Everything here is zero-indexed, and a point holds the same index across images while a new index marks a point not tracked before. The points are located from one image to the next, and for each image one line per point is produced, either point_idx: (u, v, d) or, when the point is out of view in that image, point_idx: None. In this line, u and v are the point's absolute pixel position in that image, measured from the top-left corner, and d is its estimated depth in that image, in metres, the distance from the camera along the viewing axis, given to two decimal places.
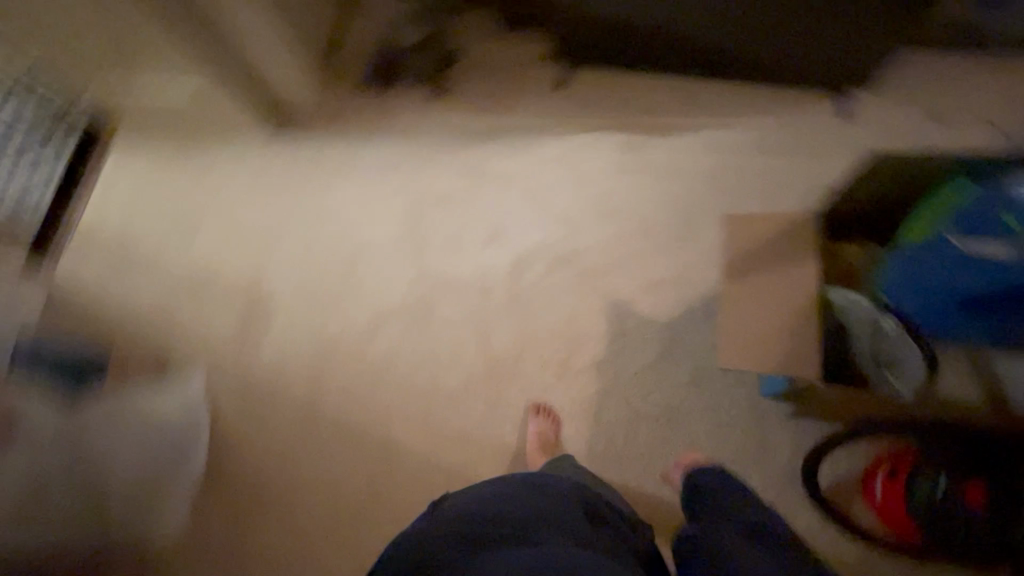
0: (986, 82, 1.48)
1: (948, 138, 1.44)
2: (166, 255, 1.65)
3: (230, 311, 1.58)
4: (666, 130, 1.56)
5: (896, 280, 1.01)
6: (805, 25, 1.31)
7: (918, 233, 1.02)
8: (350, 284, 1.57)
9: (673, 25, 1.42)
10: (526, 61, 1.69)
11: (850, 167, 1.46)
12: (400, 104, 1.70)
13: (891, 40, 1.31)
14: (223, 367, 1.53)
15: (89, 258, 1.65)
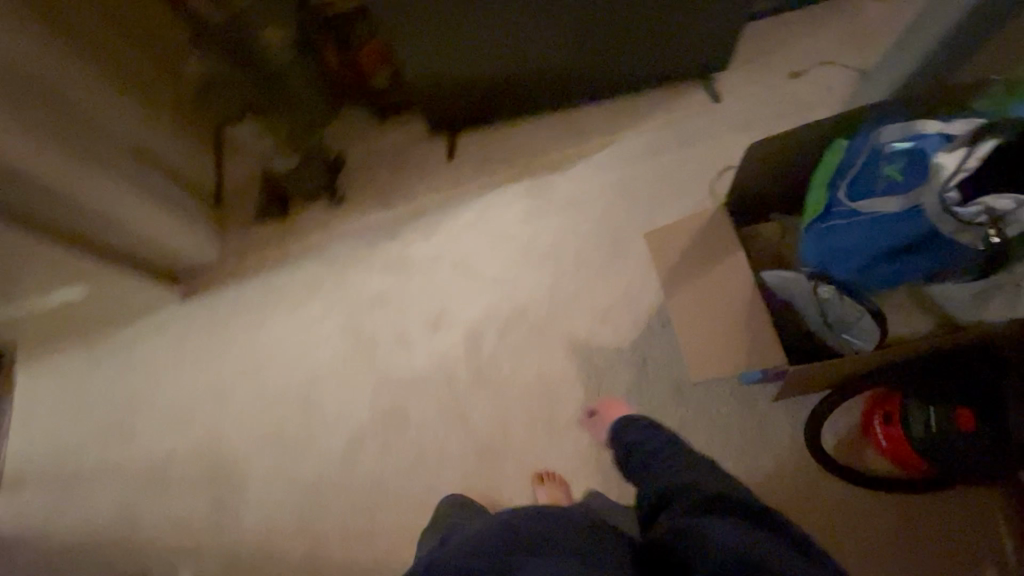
0: (831, 25, 1.57)
1: (818, 88, 1.52)
2: (113, 462, 1.53)
3: (199, 497, 1.47)
4: (565, 163, 1.59)
5: (811, 249, 1.00)
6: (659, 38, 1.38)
7: (818, 201, 1.00)
8: (315, 423, 1.49)
9: (542, 72, 1.47)
10: (412, 141, 1.69)
11: (743, 141, 1.52)
12: (305, 226, 1.67)
13: (735, 24, 1.40)
14: (212, 559, 1.42)
15: (36, 494, 1.52)
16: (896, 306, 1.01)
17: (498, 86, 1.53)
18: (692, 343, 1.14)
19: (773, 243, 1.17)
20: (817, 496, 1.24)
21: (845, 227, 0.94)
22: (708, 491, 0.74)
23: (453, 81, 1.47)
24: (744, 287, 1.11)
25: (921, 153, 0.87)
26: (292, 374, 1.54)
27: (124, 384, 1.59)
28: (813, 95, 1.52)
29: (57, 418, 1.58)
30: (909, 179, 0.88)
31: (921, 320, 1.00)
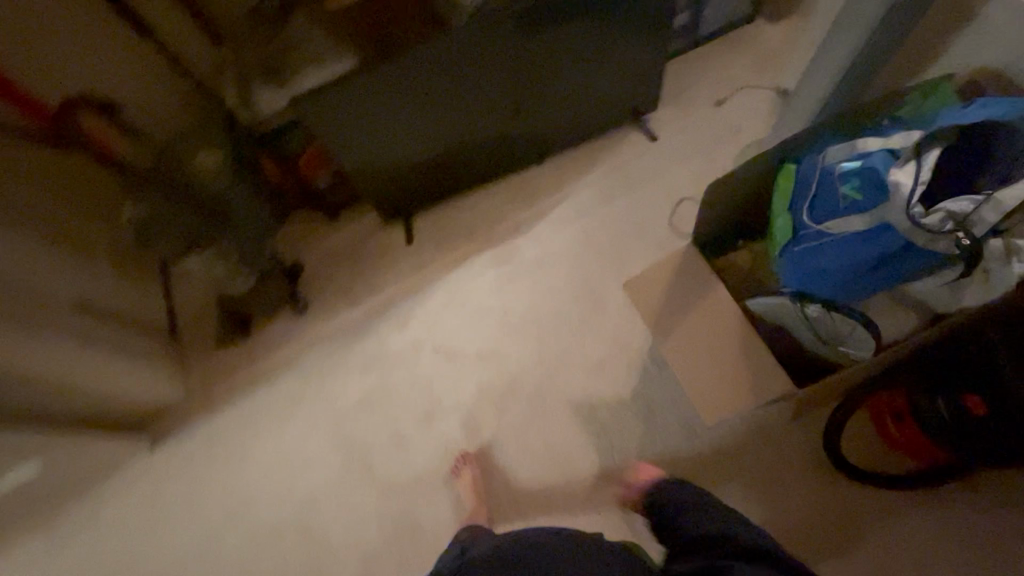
0: (742, 51, 1.67)
1: (743, 112, 1.60)
2: None
3: None
4: (524, 226, 1.59)
5: (787, 273, 1.02)
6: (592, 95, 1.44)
7: (782, 225, 1.03)
8: (318, 555, 1.36)
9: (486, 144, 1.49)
10: (367, 232, 1.67)
11: (690, 173, 1.57)
12: (271, 341, 1.58)
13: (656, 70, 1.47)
14: None
15: None
16: (880, 312, 1.03)
17: (438, 163, 1.53)
18: (693, 386, 1.13)
19: (747, 270, 1.20)
20: (852, 510, 1.21)
21: (813, 248, 0.97)
22: (753, 546, 0.80)
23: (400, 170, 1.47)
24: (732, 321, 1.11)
25: (871, 168, 0.92)
26: (284, 503, 1.42)
27: (95, 558, 1.42)
28: (741, 118, 1.60)
29: None
30: (864, 194, 0.93)
31: (906, 320, 1.01)
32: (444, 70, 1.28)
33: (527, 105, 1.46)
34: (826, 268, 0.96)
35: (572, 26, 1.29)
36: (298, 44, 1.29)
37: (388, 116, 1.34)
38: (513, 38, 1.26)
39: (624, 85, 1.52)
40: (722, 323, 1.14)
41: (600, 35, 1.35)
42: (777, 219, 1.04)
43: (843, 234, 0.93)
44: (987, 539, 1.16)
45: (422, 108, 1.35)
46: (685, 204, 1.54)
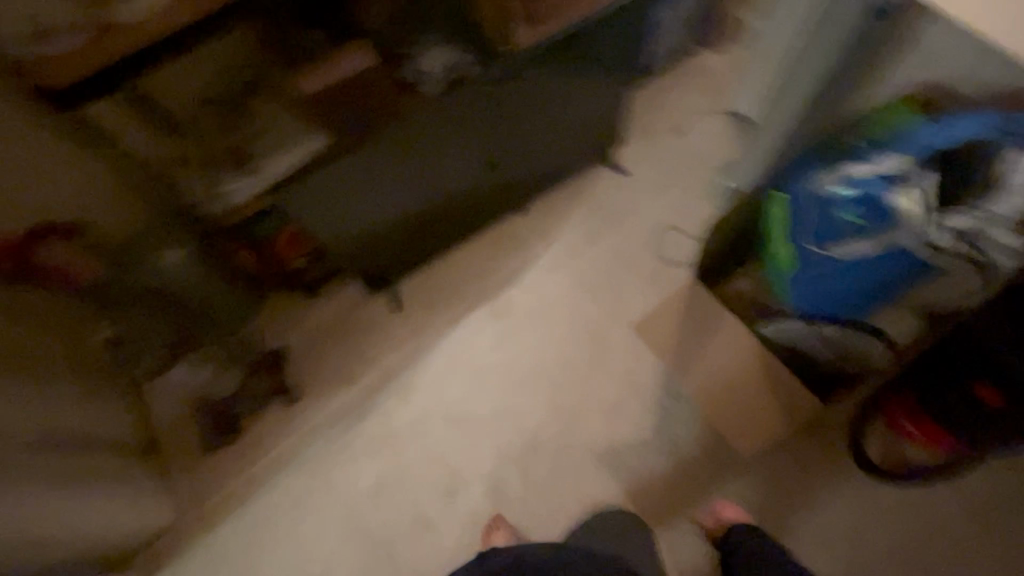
0: (694, 79, 1.75)
1: (705, 138, 1.67)
2: None
3: None
4: (516, 276, 1.58)
5: (801, 297, 1.14)
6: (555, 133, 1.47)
7: (786, 258, 1.12)
8: None
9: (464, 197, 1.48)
10: (353, 305, 1.60)
11: (670, 202, 1.61)
12: (265, 436, 1.47)
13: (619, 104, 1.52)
14: None
15: None
16: (887, 317, 1.17)
17: (413, 226, 1.47)
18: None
19: (748, 294, 1.29)
20: (887, 512, 1.23)
21: (831, 277, 1.08)
22: None
23: (385, 234, 1.44)
24: None
25: (871, 197, 1.01)
26: None
27: None
28: (704, 145, 1.67)
29: None
30: (867, 220, 1.04)
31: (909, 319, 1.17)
32: (412, 145, 1.25)
33: (498, 162, 1.45)
34: (843, 289, 1.09)
35: (536, 85, 1.30)
36: (263, 131, 1.25)
37: (360, 194, 1.29)
38: (478, 106, 1.26)
39: (592, 127, 1.54)
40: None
41: (565, 88, 1.36)
42: (781, 253, 1.12)
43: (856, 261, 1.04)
44: (1010, 515, 1.21)
45: (390, 181, 1.31)
46: (669, 232, 1.57)
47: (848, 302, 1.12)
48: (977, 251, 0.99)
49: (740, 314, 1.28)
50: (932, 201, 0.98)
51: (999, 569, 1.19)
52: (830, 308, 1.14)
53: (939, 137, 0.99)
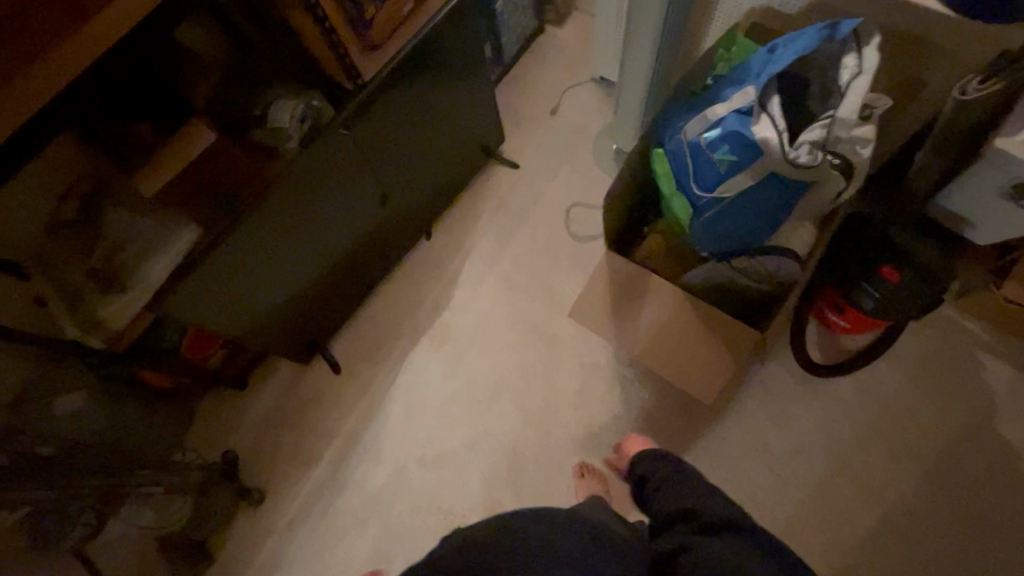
0: (549, 55, 1.76)
1: (579, 109, 1.70)
2: None
3: None
4: (444, 299, 1.54)
5: (705, 239, 1.18)
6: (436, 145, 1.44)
7: (680, 207, 1.16)
8: None
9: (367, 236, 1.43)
10: (289, 383, 1.51)
11: (566, 179, 1.63)
12: (246, 548, 1.38)
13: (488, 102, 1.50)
14: None
15: None
16: (790, 233, 1.16)
17: (323, 285, 1.40)
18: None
19: (665, 246, 1.32)
20: (837, 400, 1.34)
21: (720, 214, 1.12)
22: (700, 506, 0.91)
23: (299, 299, 1.36)
24: None
25: (732, 131, 1.02)
26: None
27: None
28: (580, 115, 1.69)
29: None
30: (738, 155, 1.04)
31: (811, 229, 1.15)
32: (295, 210, 1.19)
33: (387, 196, 1.40)
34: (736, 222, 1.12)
35: (400, 113, 1.27)
36: (126, 239, 1.09)
37: (255, 270, 1.21)
38: (351, 149, 1.21)
39: (468, 134, 1.52)
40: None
41: (427, 105, 1.33)
42: (673, 203, 1.17)
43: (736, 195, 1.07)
44: (938, 363, 1.34)
45: (282, 251, 1.23)
46: (575, 208, 1.59)
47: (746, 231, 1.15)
48: (840, 155, 1.02)
49: (665, 267, 1.33)
50: (782, 124, 1.00)
51: (947, 412, 1.32)
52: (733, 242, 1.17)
53: (773, 62, 1.01)
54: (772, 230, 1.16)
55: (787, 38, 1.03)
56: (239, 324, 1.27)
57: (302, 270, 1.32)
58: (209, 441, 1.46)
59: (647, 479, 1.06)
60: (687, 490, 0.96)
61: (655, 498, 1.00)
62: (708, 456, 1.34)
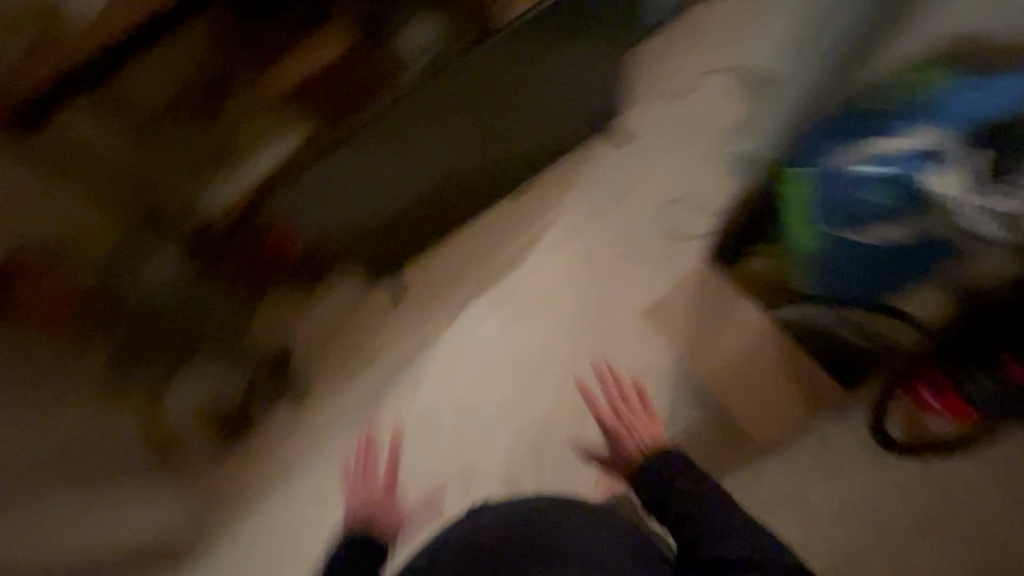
0: (699, 24, 1.58)
1: (714, 94, 1.54)
2: None
3: None
4: (516, 260, 1.51)
5: (823, 279, 1.19)
6: (552, 90, 1.32)
7: (804, 241, 1.15)
8: None
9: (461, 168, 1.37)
10: (349, 298, 1.54)
11: (678, 169, 1.51)
12: (279, 434, 1.48)
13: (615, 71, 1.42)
14: None
15: None
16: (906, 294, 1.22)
17: (403, 213, 1.39)
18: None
19: (764, 274, 1.37)
20: (896, 481, 1.24)
21: (853, 257, 1.13)
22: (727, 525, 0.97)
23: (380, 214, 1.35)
24: None
25: (907, 177, 1.04)
26: None
27: None
28: (714, 102, 1.53)
29: None
30: (903, 202, 1.05)
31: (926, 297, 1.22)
32: (396, 137, 1.16)
33: (486, 141, 1.35)
34: (867, 267, 1.14)
35: (524, 62, 1.18)
36: (238, 126, 1.14)
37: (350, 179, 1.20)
38: (464, 88, 1.15)
39: (586, 98, 1.42)
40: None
41: (555, 59, 1.23)
42: (799, 233, 1.14)
43: (883, 243, 1.09)
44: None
45: (375, 174, 1.23)
46: (678, 204, 1.48)
47: (871, 279, 1.16)
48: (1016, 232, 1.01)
49: (757, 293, 1.37)
50: (964, 181, 1.02)
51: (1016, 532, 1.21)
52: (850, 288, 1.18)
53: (958, 112, 1.08)
54: (895, 284, 1.18)
55: (983, 97, 1.09)
56: (328, 233, 1.31)
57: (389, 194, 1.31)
58: (266, 338, 1.45)
59: (654, 471, 1.10)
60: (713, 500, 1.01)
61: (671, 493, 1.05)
62: (740, 495, 1.28)
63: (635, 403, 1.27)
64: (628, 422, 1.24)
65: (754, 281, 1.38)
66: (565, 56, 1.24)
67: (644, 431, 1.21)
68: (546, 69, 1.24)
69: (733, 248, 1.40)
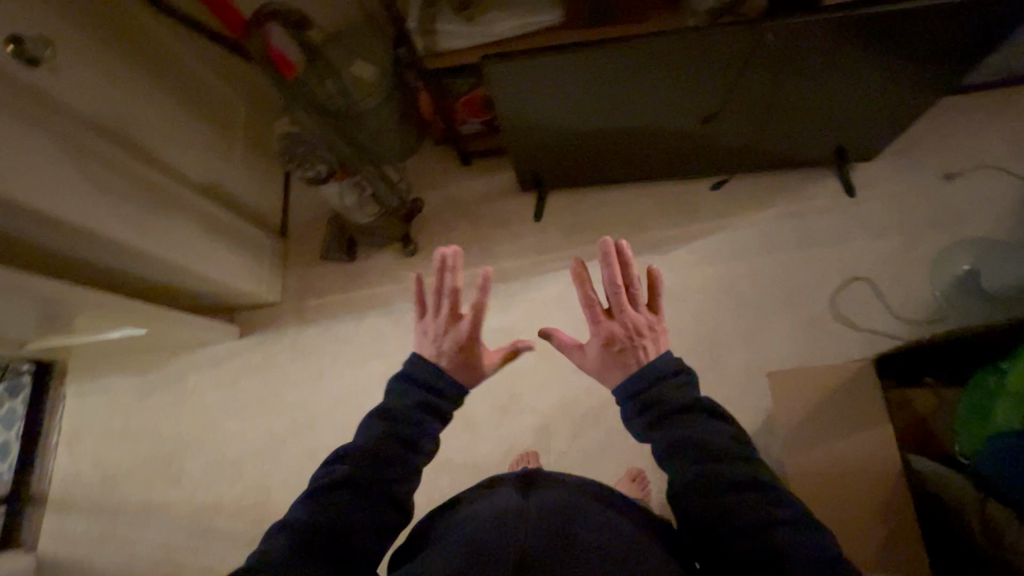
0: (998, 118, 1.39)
1: (968, 201, 1.35)
2: (155, 481, 1.51)
3: (234, 538, 1.43)
4: (667, 245, 1.43)
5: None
6: (784, 142, 1.30)
7: None
8: None
9: (676, 139, 1.28)
10: (498, 193, 1.55)
11: (882, 249, 1.35)
12: (377, 268, 1.55)
13: (893, 128, 1.26)
14: None
15: (74, 501, 1.54)
16: None
17: (591, 142, 1.30)
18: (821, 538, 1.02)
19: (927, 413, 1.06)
20: None
21: None
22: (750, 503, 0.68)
23: (574, 142, 1.29)
24: (889, 464, 1.02)
25: None
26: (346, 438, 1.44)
27: (175, 421, 1.54)
28: (967, 206, 1.34)
29: (102, 446, 1.56)
30: None
31: None
32: (631, 69, 1.05)
33: (714, 116, 1.19)
34: None
35: (810, 58, 1.02)
36: None
37: (564, 101, 1.14)
38: (731, 54, 1.00)
39: (843, 130, 1.26)
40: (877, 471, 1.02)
41: (843, 72, 1.06)
42: None
43: None
44: None
45: (585, 93, 1.12)
46: (862, 284, 1.33)
47: None
48: None
49: (898, 430, 1.08)
50: None
51: None
52: None
53: None
54: None
55: None
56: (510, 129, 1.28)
57: (587, 114, 1.19)
58: (400, 182, 1.46)
59: (658, 409, 0.77)
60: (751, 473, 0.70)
61: (669, 443, 0.75)
62: None
63: (639, 295, 0.89)
64: (633, 323, 0.86)
65: (904, 418, 1.08)
66: (800, 133, 1.27)
67: (655, 342, 0.85)
68: (773, 138, 1.29)
69: (898, 367, 1.11)
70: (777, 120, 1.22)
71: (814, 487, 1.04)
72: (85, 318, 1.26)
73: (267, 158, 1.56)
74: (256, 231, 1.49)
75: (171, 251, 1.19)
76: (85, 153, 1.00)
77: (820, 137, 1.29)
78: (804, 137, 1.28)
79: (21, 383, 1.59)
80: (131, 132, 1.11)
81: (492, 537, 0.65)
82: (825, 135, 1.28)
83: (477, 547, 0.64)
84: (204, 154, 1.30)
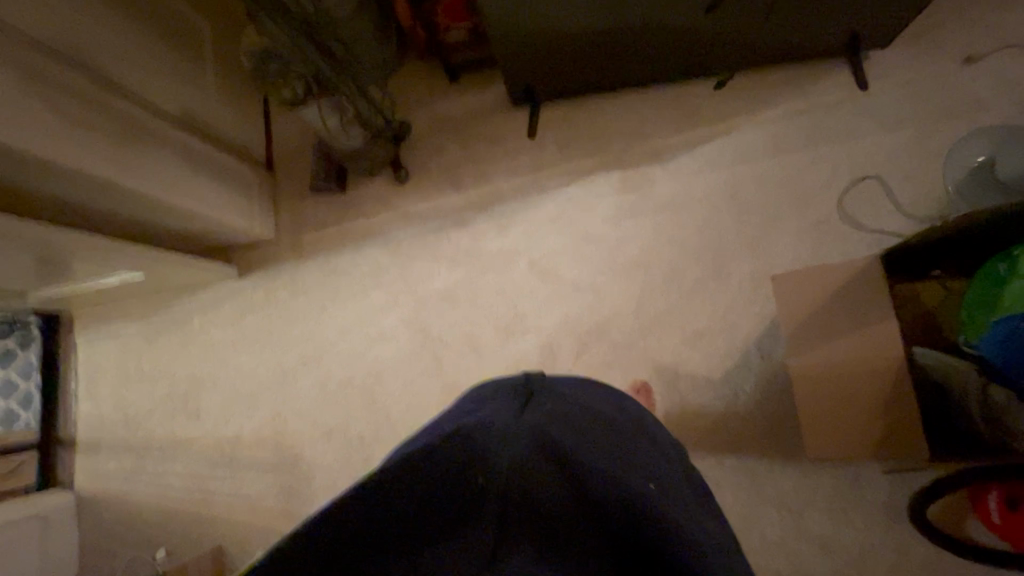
0: None
1: (991, 84, 1.26)
2: (175, 419, 1.56)
3: (257, 466, 1.49)
4: (668, 153, 1.37)
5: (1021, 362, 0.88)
6: (793, 33, 1.21)
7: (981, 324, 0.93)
8: (366, 401, 1.45)
9: (676, 36, 1.19)
10: (490, 109, 1.46)
11: (894, 145, 1.28)
12: (369, 198, 1.51)
13: (912, 10, 1.16)
14: (258, 521, 1.47)
15: (100, 441, 1.60)
16: None
17: (588, 47, 1.21)
18: (818, 436, 1.06)
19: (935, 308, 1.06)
20: (901, 553, 1.17)
21: None
22: None
23: (567, 47, 1.20)
24: (891, 358, 1.02)
25: None
26: (354, 368, 1.46)
27: (188, 361, 1.57)
28: (992, 91, 1.26)
29: (118, 390, 1.60)
30: None
31: None
32: None
33: (719, 5, 1.09)
34: None
35: None
36: None
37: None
38: None
39: (858, 14, 1.16)
40: (881, 359, 1.02)
41: None
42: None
43: None
44: None
45: None
46: (870, 182, 1.28)
47: None
48: None
49: (904, 327, 1.09)
50: None
51: None
52: None
53: None
54: None
55: None
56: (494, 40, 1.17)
57: (582, 13, 1.10)
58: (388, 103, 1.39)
59: None
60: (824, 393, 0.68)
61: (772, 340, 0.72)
62: (747, 478, 1.25)
63: None
64: None
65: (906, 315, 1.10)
66: (812, 21, 1.17)
67: None
68: (782, 28, 1.19)
69: (902, 264, 1.10)
70: (787, 6, 1.12)
71: (815, 384, 1.06)
72: (81, 264, 1.25)
73: (242, 87, 1.48)
74: (239, 165, 1.43)
75: (155, 190, 1.15)
76: (47, 87, 0.95)
77: (833, 24, 1.19)
78: (815, 25, 1.19)
79: (31, 335, 1.62)
80: (92, 61, 1.03)
81: (472, 448, 0.64)
82: (838, 23, 1.19)
83: (454, 457, 0.63)
84: (173, 83, 1.22)
